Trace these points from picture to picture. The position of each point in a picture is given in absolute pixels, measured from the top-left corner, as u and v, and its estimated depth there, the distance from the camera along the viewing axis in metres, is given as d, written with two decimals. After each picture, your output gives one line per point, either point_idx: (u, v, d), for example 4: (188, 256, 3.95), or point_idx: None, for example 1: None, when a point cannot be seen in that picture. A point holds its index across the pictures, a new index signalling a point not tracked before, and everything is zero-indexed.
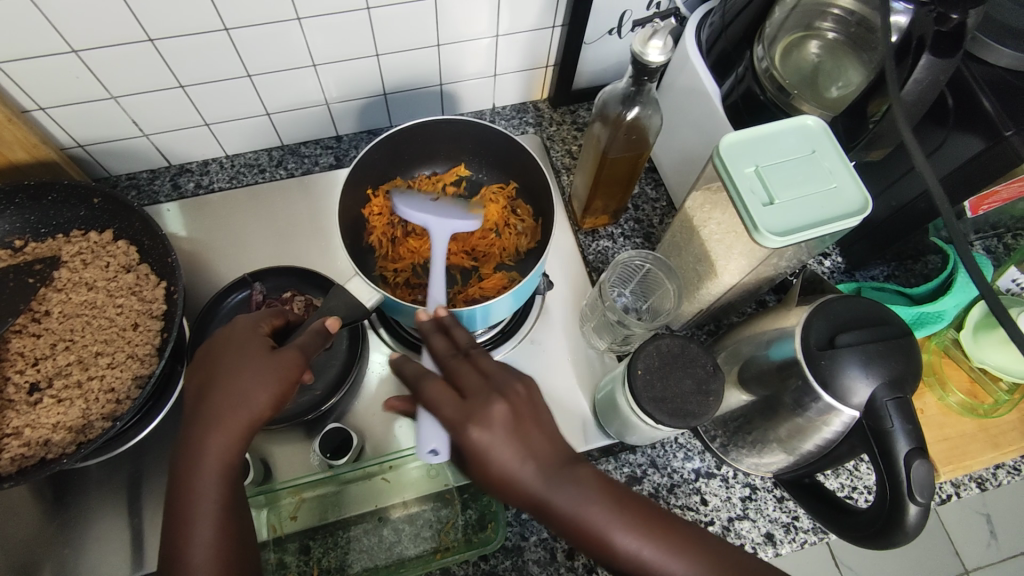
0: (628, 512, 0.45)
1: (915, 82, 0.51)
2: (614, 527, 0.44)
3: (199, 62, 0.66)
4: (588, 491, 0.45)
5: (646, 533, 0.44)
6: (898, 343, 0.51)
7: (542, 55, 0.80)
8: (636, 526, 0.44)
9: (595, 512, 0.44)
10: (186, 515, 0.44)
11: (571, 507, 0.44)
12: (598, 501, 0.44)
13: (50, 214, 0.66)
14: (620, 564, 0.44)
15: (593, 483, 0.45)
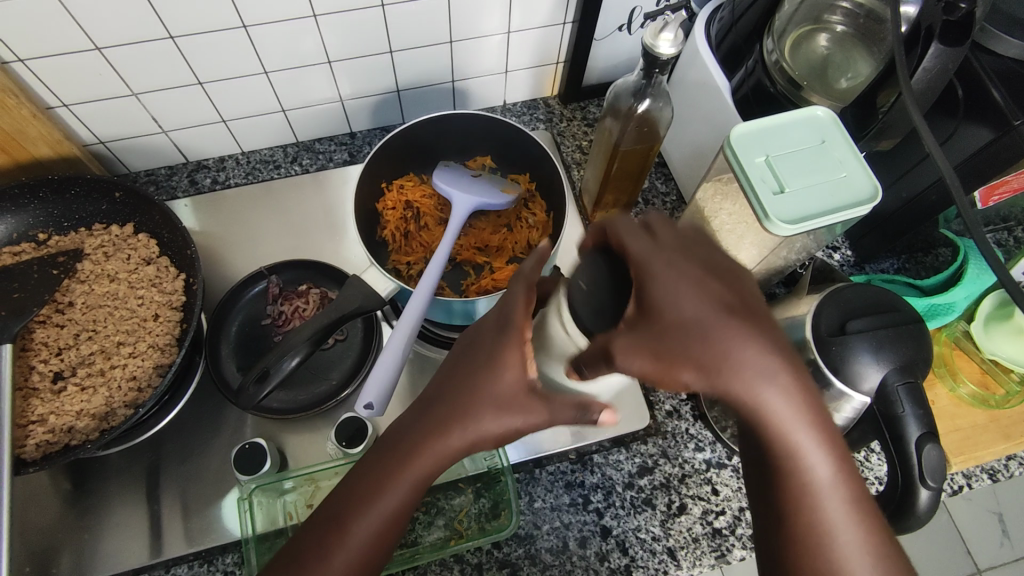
0: (806, 405, 0.38)
1: (924, 71, 0.52)
2: (784, 410, 0.38)
3: (218, 59, 0.67)
4: (786, 373, 0.38)
5: (817, 434, 0.38)
6: (909, 329, 0.51)
7: (553, 51, 0.80)
8: (810, 423, 0.38)
9: (776, 395, 0.38)
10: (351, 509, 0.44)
11: (775, 413, 0.38)
12: (789, 388, 0.38)
13: (73, 208, 0.67)
14: (782, 451, 0.39)
15: (801, 386, 0.38)
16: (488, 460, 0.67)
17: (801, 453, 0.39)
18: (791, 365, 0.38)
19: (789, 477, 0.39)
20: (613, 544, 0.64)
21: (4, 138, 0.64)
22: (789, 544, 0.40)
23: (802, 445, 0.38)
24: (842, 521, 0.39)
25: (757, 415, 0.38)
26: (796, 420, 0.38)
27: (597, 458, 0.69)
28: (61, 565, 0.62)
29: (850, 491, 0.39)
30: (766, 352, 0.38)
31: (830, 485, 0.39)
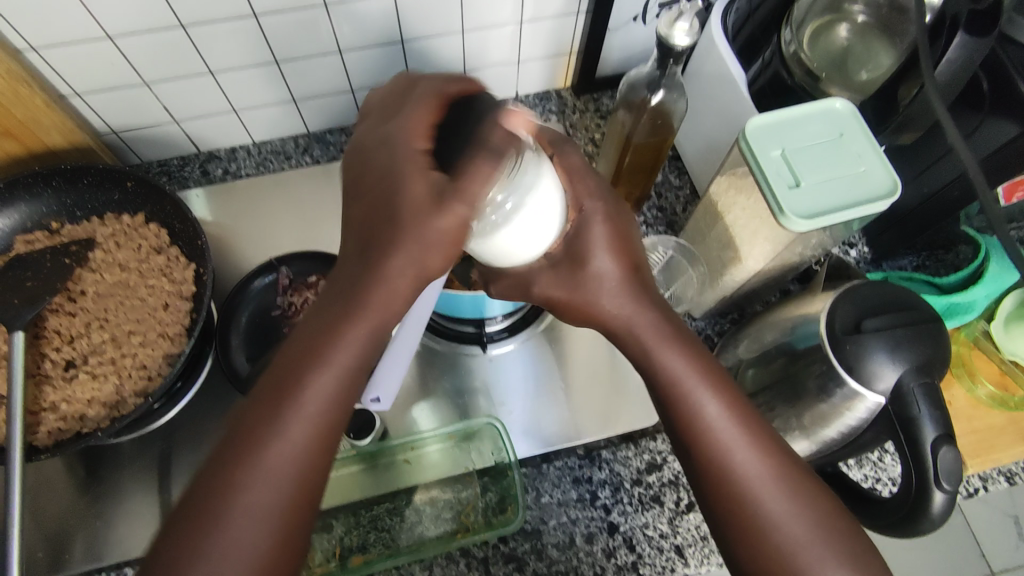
0: (697, 362, 0.48)
1: (948, 62, 0.51)
2: (676, 362, 0.47)
3: (229, 48, 0.67)
4: (670, 337, 0.48)
5: (704, 380, 0.47)
6: (927, 328, 0.50)
7: (566, 41, 0.79)
8: (700, 375, 0.47)
9: (672, 355, 0.48)
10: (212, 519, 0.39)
11: (676, 377, 0.47)
12: (682, 349, 0.48)
13: (85, 197, 0.68)
14: (683, 409, 0.47)
15: (685, 342, 0.48)
16: (495, 455, 0.67)
17: (725, 439, 0.46)
18: (678, 331, 0.49)
19: (691, 429, 0.46)
20: (620, 541, 0.64)
21: (17, 125, 0.64)
22: (724, 516, 0.45)
23: (695, 395, 0.47)
24: (768, 488, 0.45)
25: (682, 400, 0.47)
26: (685, 372, 0.47)
27: (605, 454, 0.68)
28: (72, 552, 0.62)
29: (748, 436, 0.46)
30: (693, 359, 0.48)
31: (732, 431, 0.46)
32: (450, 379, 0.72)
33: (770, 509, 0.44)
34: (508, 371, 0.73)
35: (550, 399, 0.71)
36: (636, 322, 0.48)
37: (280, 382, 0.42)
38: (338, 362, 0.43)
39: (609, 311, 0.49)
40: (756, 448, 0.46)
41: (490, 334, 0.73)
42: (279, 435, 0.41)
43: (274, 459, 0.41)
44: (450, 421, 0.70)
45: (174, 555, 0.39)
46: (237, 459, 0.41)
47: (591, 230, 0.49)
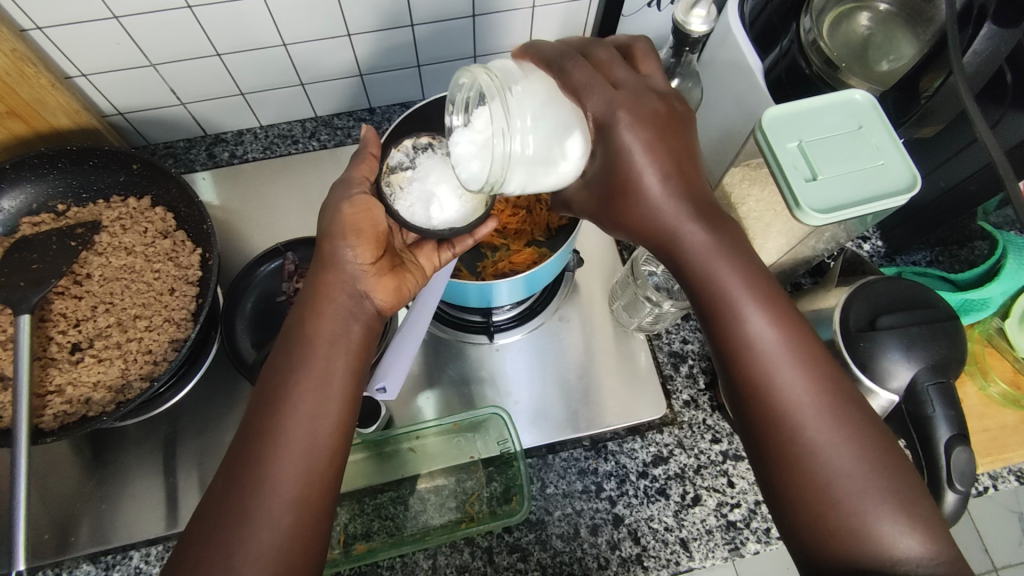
0: (755, 278, 0.41)
1: (975, 53, 0.50)
2: (731, 276, 0.41)
3: (237, 30, 0.66)
4: (728, 251, 0.41)
5: (759, 299, 0.41)
6: (943, 326, 0.49)
7: (579, 27, 0.78)
8: (756, 291, 0.41)
9: (729, 270, 0.41)
10: (244, 509, 0.41)
11: (728, 292, 0.41)
12: (741, 265, 0.41)
13: (91, 179, 0.67)
14: (735, 331, 0.41)
15: (745, 258, 0.41)
16: (501, 445, 0.66)
17: (773, 362, 0.40)
18: (740, 246, 0.42)
19: (739, 352, 0.41)
20: (625, 533, 0.64)
21: (22, 106, 0.63)
22: (772, 458, 0.40)
23: (747, 318, 0.41)
24: (819, 421, 0.39)
25: (728, 315, 0.41)
26: (740, 290, 0.41)
27: (611, 445, 0.68)
28: (78, 534, 0.62)
29: (807, 369, 0.40)
30: (750, 271, 0.41)
31: (785, 359, 0.40)
32: (456, 368, 0.72)
33: (819, 442, 0.39)
34: (514, 359, 0.72)
35: (557, 390, 0.71)
36: (687, 233, 0.41)
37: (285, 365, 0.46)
38: (330, 342, 0.47)
39: (653, 218, 0.42)
40: (809, 375, 0.40)
41: (497, 323, 0.72)
42: (296, 409, 0.44)
43: (294, 428, 0.44)
44: (455, 411, 0.70)
45: (218, 522, 0.41)
46: (259, 432, 0.44)
47: (621, 136, 0.40)
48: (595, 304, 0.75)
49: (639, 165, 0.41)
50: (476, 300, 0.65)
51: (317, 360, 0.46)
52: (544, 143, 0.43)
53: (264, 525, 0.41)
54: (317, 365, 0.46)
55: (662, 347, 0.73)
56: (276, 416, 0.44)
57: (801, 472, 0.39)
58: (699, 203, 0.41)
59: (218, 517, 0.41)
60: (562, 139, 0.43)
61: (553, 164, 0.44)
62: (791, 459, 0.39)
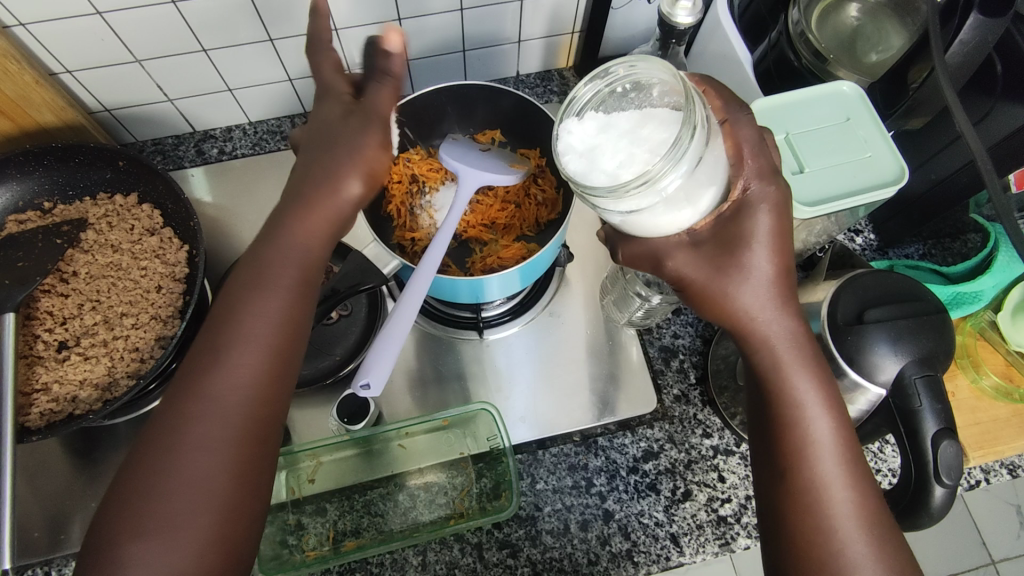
0: (824, 381, 0.43)
1: (961, 44, 0.49)
2: (803, 377, 0.43)
3: (221, 25, 0.65)
4: (801, 355, 0.43)
5: (822, 397, 0.43)
6: (931, 320, 0.49)
7: (568, 20, 0.77)
8: (820, 390, 0.43)
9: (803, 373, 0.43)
10: (135, 510, 0.38)
11: (791, 385, 0.43)
12: (812, 370, 0.43)
13: (78, 176, 0.67)
14: (792, 419, 0.43)
15: (816, 363, 0.43)
16: (490, 441, 0.66)
17: (818, 442, 0.42)
18: (814, 348, 0.44)
19: (790, 439, 0.43)
20: (615, 528, 0.63)
21: (7, 103, 0.63)
22: (793, 535, 0.42)
23: (806, 407, 0.43)
24: (846, 506, 0.42)
25: (781, 393, 0.43)
26: (803, 386, 0.43)
27: (602, 441, 0.68)
28: (68, 533, 0.62)
29: (849, 468, 0.42)
30: (817, 372, 0.43)
31: (829, 449, 0.42)
32: (446, 364, 0.72)
33: (842, 524, 0.41)
34: (505, 356, 0.72)
35: (547, 385, 0.71)
36: (758, 328, 0.43)
37: (207, 353, 0.42)
38: (256, 333, 0.43)
39: (736, 308, 0.43)
40: (847, 457, 0.42)
41: (488, 319, 0.72)
42: (214, 402, 0.41)
43: (211, 424, 0.40)
44: (444, 406, 0.70)
45: (118, 528, 0.38)
46: (169, 422, 0.40)
47: (755, 219, 0.43)
48: (585, 299, 0.75)
49: (756, 249, 0.43)
50: (466, 297, 0.65)
51: (244, 352, 0.42)
52: (696, 176, 0.41)
53: (167, 535, 0.38)
54: (244, 358, 0.42)
55: (653, 342, 0.72)
56: (188, 407, 0.41)
57: (817, 555, 0.41)
58: (778, 293, 0.43)
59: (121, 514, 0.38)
60: (706, 185, 0.42)
61: (677, 206, 0.42)
62: (812, 540, 0.41)
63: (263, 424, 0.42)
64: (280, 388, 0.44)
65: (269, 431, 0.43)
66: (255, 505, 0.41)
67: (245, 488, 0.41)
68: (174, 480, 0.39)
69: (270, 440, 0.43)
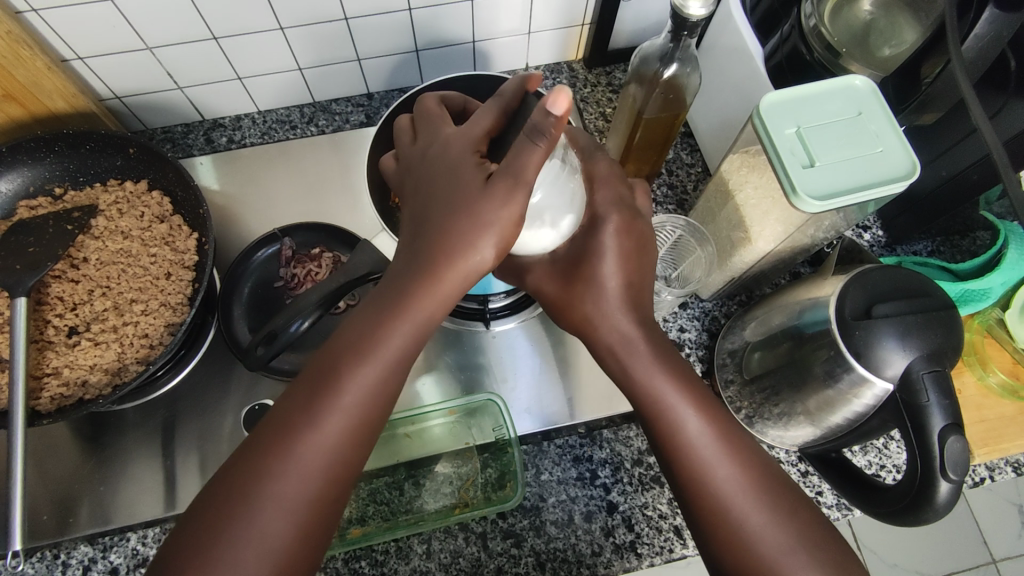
0: (677, 371, 0.46)
1: (977, 38, 0.50)
2: (658, 376, 0.46)
3: (232, 13, 0.65)
4: (650, 350, 0.47)
5: (684, 389, 0.45)
6: (940, 315, 0.49)
7: (579, 13, 0.77)
8: (679, 382, 0.46)
9: (653, 370, 0.46)
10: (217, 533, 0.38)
11: (656, 385, 0.45)
12: (660, 362, 0.46)
13: (88, 162, 0.67)
14: (664, 420, 0.45)
15: (665, 354, 0.47)
16: (496, 432, 0.66)
17: (688, 430, 0.44)
18: (654, 339, 0.47)
19: (664, 433, 0.45)
20: (619, 520, 0.64)
21: (18, 89, 0.63)
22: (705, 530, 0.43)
23: (672, 403, 0.45)
24: (733, 486, 0.43)
25: (640, 386, 0.46)
26: (660, 379, 0.46)
27: (606, 433, 0.68)
28: (77, 516, 0.62)
29: (729, 452, 0.44)
30: (672, 369, 0.46)
31: (707, 441, 0.44)
32: (453, 355, 0.72)
33: (735, 502, 0.42)
34: (510, 348, 0.72)
35: (553, 377, 0.71)
36: (604, 329, 0.48)
37: (305, 404, 0.41)
38: (354, 395, 0.42)
39: (593, 313, 0.48)
40: (723, 444, 0.44)
41: (492, 311, 0.70)
42: (311, 441, 0.40)
43: (306, 465, 0.40)
44: (451, 397, 0.70)
45: (198, 550, 0.38)
46: (259, 462, 0.40)
47: (603, 236, 0.48)
48: None
49: (604, 260, 0.48)
50: None
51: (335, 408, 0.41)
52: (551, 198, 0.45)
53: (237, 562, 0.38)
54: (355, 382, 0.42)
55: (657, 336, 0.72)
56: (292, 436, 0.40)
57: (735, 548, 0.42)
58: (627, 293, 0.48)
59: (213, 518, 0.39)
60: (559, 224, 0.46)
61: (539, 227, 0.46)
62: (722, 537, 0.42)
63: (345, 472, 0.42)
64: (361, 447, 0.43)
65: (354, 458, 0.42)
66: (320, 547, 0.41)
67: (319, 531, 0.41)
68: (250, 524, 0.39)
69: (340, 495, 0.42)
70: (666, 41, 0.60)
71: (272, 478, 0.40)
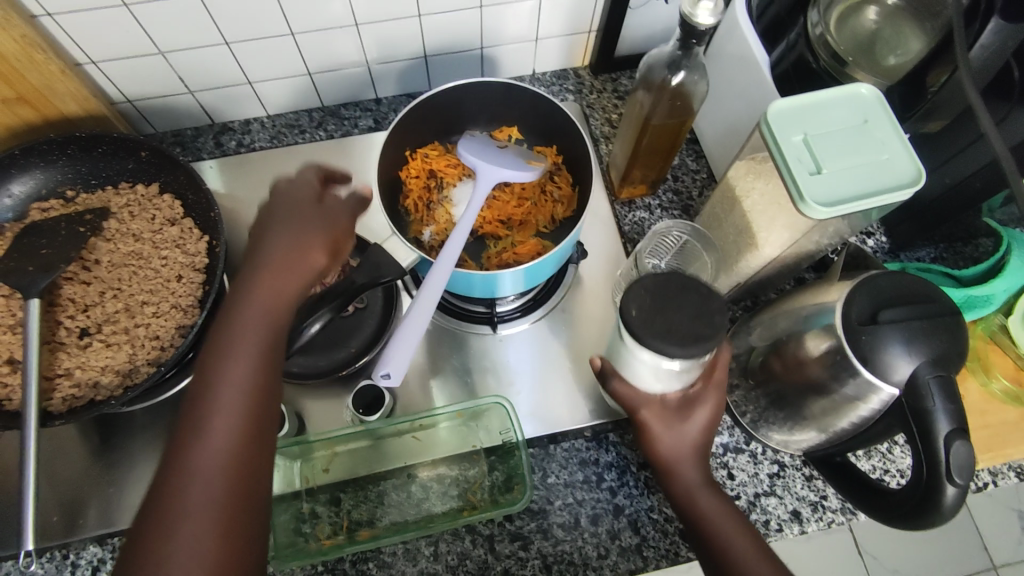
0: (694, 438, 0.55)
1: (982, 48, 0.51)
2: (676, 444, 0.55)
3: (245, 19, 0.66)
4: (671, 411, 0.55)
5: (694, 453, 0.55)
6: (945, 321, 0.49)
7: (586, 20, 0.78)
8: (699, 449, 0.55)
9: (670, 439, 0.55)
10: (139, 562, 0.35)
11: (675, 453, 0.54)
12: (681, 432, 0.55)
13: (100, 165, 0.68)
14: (677, 481, 0.55)
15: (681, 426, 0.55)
16: (503, 434, 0.66)
17: (692, 484, 0.54)
18: (683, 420, 0.55)
19: (679, 491, 0.54)
20: (625, 523, 0.64)
21: (31, 91, 0.64)
22: None
23: (682, 464, 0.54)
24: (730, 531, 0.52)
25: (659, 452, 0.55)
26: (681, 447, 0.55)
27: (613, 437, 0.69)
28: (86, 517, 0.63)
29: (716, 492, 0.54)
30: (687, 438, 0.55)
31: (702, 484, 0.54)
32: (459, 358, 0.72)
33: (733, 546, 0.51)
34: (516, 352, 0.72)
35: (558, 382, 0.71)
36: (670, 443, 0.55)
37: (194, 406, 0.40)
38: (234, 388, 0.41)
39: (663, 454, 0.55)
40: (708, 477, 0.55)
41: (501, 314, 0.73)
42: (208, 438, 0.39)
43: (207, 464, 0.38)
44: (458, 400, 0.70)
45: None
46: (170, 478, 0.38)
47: (699, 413, 0.55)
48: (598, 297, 0.74)
49: (697, 413, 0.55)
50: (480, 291, 0.65)
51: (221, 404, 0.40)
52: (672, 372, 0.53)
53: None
54: (220, 414, 0.40)
55: None
56: (191, 437, 0.39)
57: None
58: (707, 442, 0.55)
59: (138, 552, 0.36)
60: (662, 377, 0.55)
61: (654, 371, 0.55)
62: None
63: (250, 463, 0.40)
64: (257, 439, 0.41)
65: (251, 455, 0.40)
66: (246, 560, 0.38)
67: (235, 536, 0.37)
68: (171, 542, 0.36)
69: (251, 496, 0.39)
70: (674, 48, 0.61)
71: (179, 488, 0.37)
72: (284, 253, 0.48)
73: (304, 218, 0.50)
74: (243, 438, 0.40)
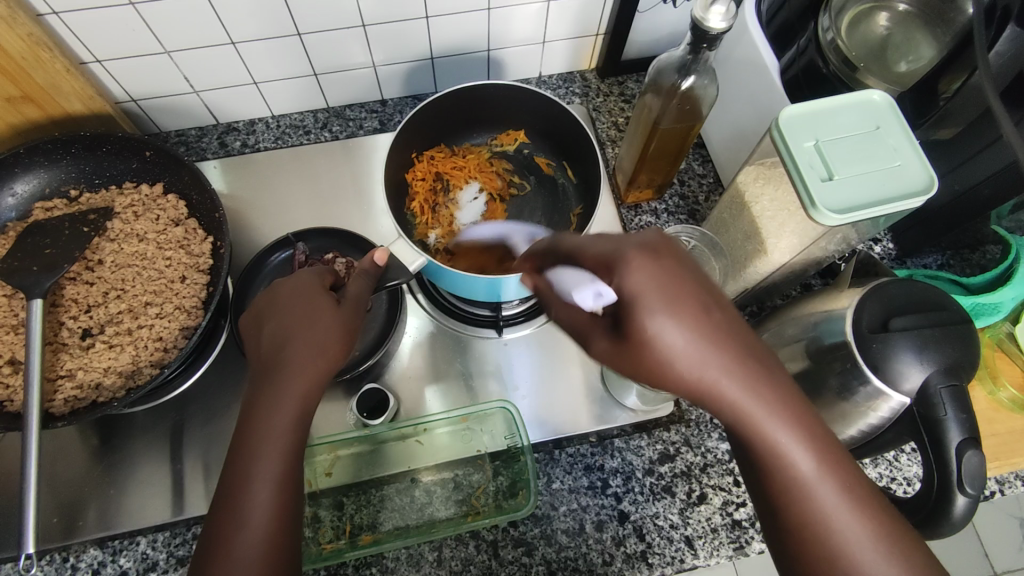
0: (706, 344, 0.35)
1: (998, 54, 0.50)
2: (679, 347, 0.35)
3: (252, 19, 0.66)
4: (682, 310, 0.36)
5: (718, 364, 0.35)
6: (957, 329, 0.49)
7: (594, 22, 0.77)
8: (715, 351, 0.35)
9: (682, 336, 0.35)
10: None
11: (696, 366, 0.35)
12: (694, 329, 0.35)
13: (104, 165, 0.67)
14: (719, 403, 0.36)
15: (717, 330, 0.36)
16: (508, 439, 0.66)
17: (734, 401, 0.36)
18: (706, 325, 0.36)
19: (724, 416, 0.36)
20: (630, 530, 0.64)
21: (36, 90, 0.64)
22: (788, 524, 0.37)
23: (716, 383, 0.35)
24: (792, 453, 0.36)
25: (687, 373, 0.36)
26: (707, 359, 0.35)
27: (618, 442, 0.68)
28: (85, 519, 0.62)
29: (775, 407, 0.36)
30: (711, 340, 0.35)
31: (756, 408, 0.36)
32: (462, 362, 0.72)
33: (800, 475, 0.36)
34: (520, 356, 0.72)
35: (563, 387, 0.71)
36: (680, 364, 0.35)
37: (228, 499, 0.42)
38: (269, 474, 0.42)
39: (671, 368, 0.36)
40: (757, 389, 0.36)
41: (505, 318, 0.72)
42: (241, 535, 0.40)
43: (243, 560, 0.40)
44: (461, 404, 0.70)
45: None
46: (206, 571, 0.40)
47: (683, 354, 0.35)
48: None
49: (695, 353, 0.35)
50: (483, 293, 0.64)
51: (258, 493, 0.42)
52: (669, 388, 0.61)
53: None
54: (255, 505, 0.41)
55: None
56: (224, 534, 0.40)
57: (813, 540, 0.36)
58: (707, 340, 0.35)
59: None
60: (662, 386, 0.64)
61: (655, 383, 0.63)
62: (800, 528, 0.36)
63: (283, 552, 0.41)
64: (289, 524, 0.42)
65: (285, 545, 0.41)
66: None
67: None
68: None
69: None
70: (683, 52, 0.61)
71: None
72: (309, 353, 0.47)
73: (323, 308, 0.50)
74: (280, 530, 0.42)
